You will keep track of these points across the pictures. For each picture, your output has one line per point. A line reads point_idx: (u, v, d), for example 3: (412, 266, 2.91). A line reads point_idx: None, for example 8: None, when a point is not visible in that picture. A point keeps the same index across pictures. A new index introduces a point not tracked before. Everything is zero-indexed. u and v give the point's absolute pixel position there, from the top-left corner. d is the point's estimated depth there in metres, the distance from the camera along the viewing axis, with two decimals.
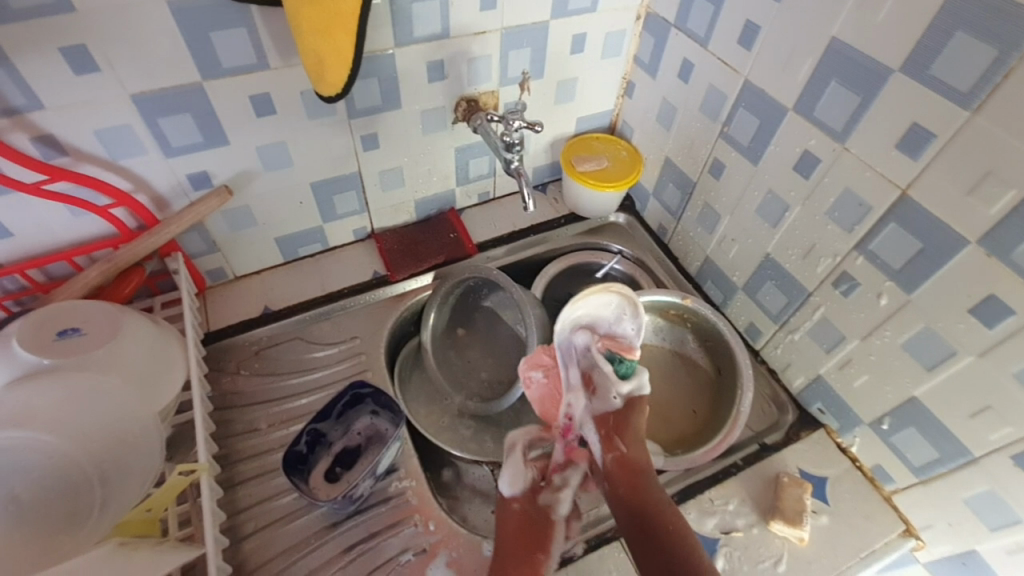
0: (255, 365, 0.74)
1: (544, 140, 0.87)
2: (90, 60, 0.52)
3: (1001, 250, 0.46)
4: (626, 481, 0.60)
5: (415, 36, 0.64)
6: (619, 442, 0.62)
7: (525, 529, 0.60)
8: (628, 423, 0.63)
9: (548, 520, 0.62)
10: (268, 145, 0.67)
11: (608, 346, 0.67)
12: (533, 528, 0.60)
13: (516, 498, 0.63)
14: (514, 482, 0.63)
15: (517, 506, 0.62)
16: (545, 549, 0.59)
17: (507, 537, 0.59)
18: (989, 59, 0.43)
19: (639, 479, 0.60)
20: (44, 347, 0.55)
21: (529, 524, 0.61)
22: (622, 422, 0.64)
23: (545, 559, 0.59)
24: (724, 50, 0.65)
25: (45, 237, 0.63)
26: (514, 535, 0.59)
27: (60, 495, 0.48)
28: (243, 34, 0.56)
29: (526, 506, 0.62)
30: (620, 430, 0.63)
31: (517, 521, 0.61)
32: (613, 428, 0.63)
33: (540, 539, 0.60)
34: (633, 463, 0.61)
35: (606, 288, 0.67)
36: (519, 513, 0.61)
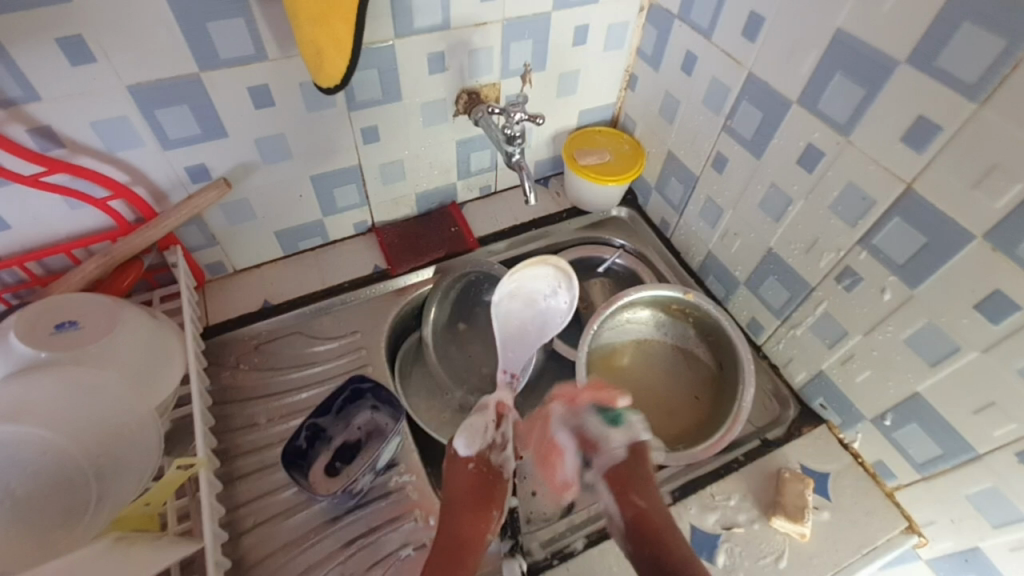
0: (255, 360, 0.73)
1: (545, 133, 0.86)
2: (86, 51, 0.52)
3: (1008, 244, 0.46)
4: (648, 541, 0.56)
5: (415, 27, 0.64)
6: (630, 493, 0.59)
7: (479, 484, 0.61)
8: (643, 479, 0.60)
9: (500, 479, 0.62)
10: (267, 138, 0.66)
11: (593, 397, 0.65)
12: (484, 486, 0.61)
13: (472, 457, 0.63)
14: (472, 443, 0.63)
15: (472, 467, 0.62)
16: (497, 505, 0.60)
17: (460, 493, 0.60)
18: (998, 50, 0.42)
19: (663, 538, 0.56)
20: (42, 340, 0.55)
21: (484, 483, 0.61)
22: (626, 472, 0.61)
23: (497, 515, 0.60)
24: (728, 42, 0.64)
25: (43, 230, 0.63)
26: (466, 491, 0.60)
27: (55, 490, 0.48)
28: (241, 24, 0.56)
29: (481, 469, 0.62)
30: (629, 483, 0.60)
31: (470, 482, 0.61)
32: (627, 480, 0.60)
33: (489, 495, 0.60)
34: (652, 524, 0.57)
35: (540, 262, 0.70)
36: (473, 473, 0.61)
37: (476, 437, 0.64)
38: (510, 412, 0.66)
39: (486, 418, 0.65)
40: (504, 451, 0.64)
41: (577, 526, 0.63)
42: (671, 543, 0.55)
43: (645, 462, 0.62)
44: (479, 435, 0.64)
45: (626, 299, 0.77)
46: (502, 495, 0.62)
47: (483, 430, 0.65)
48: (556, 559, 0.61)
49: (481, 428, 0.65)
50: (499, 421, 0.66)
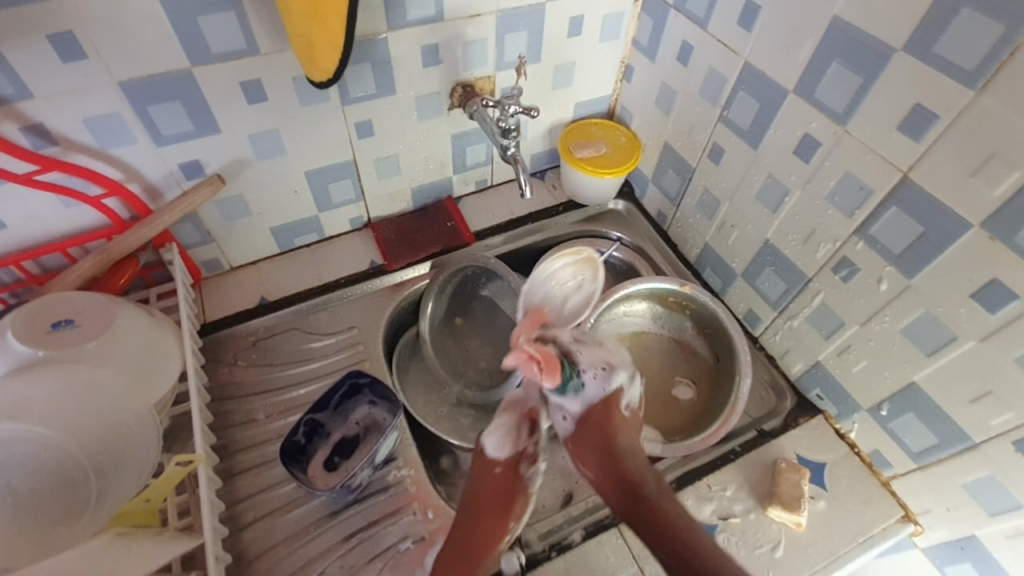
0: (253, 356, 0.74)
1: (541, 126, 0.85)
2: (78, 47, 0.51)
3: (1005, 233, 0.46)
4: (617, 485, 0.55)
5: (409, 19, 0.63)
6: (597, 444, 0.58)
7: (504, 490, 0.58)
8: (605, 424, 0.59)
9: (526, 489, 0.59)
10: (261, 133, 0.66)
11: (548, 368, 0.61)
12: (511, 490, 0.58)
13: (500, 461, 0.60)
14: (502, 446, 0.61)
15: (498, 471, 0.59)
16: (514, 516, 0.58)
17: (482, 495, 0.58)
18: (996, 36, 0.42)
19: (634, 479, 0.54)
20: (39, 339, 0.55)
21: (508, 490, 0.58)
22: (608, 409, 0.60)
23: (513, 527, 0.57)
24: (724, 32, 0.64)
25: (38, 228, 0.62)
26: (491, 494, 0.58)
27: (55, 487, 0.49)
28: (233, 18, 0.55)
29: (509, 473, 0.59)
30: (609, 418, 0.59)
31: (496, 485, 0.58)
32: (602, 418, 0.59)
33: (507, 504, 0.58)
34: (624, 467, 0.56)
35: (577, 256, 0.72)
36: (501, 477, 0.59)
37: (506, 439, 0.61)
38: (541, 417, 0.63)
39: (517, 419, 0.62)
40: (535, 462, 0.61)
41: (574, 519, 0.64)
42: (640, 480, 0.54)
43: (616, 410, 0.60)
44: (511, 438, 0.61)
45: (622, 292, 0.77)
46: (522, 508, 0.58)
47: (513, 433, 0.61)
48: (554, 550, 0.61)
49: (514, 430, 0.62)
50: (531, 427, 0.62)
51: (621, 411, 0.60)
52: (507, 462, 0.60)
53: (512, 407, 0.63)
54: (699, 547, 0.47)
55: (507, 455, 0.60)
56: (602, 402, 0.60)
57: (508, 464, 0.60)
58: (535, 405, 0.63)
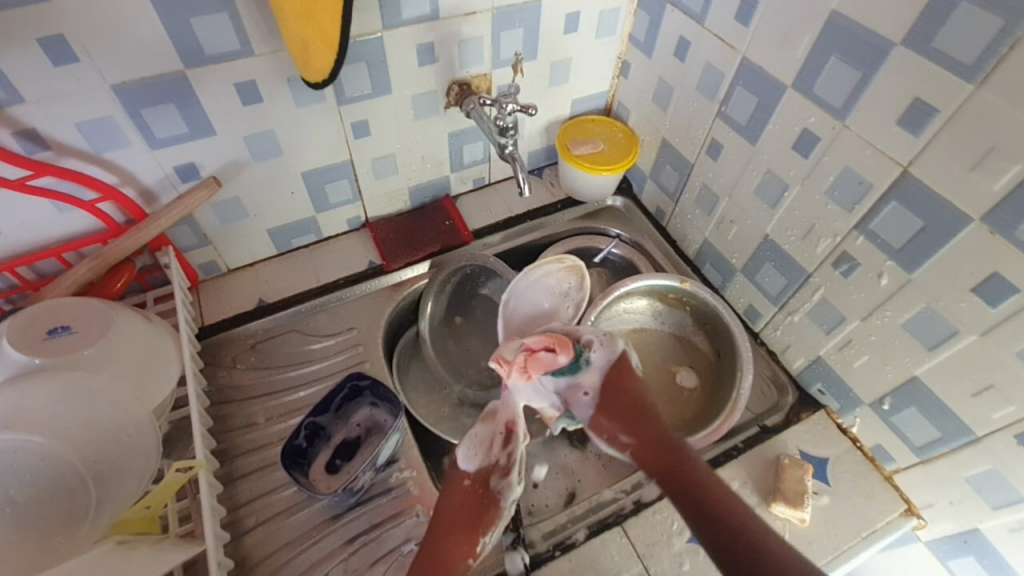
0: (252, 359, 0.73)
1: (538, 124, 0.85)
2: (68, 50, 0.51)
3: (1007, 227, 0.46)
4: (660, 462, 0.56)
5: (403, 17, 0.62)
6: (628, 415, 0.61)
7: (472, 506, 0.57)
8: (625, 389, 0.62)
9: (495, 506, 0.58)
10: (256, 134, 0.65)
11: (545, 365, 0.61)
12: (480, 506, 0.57)
13: (469, 474, 0.59)
14: (473, 458, 0.60)
15: (467, 484, 0.59)
16: (484, 532, 0.56)
17: (452, 512, 0.57)
18: (997, 29, 0.41)
19: (677, 456, 0.56)
20: (35, 346, 0.54)
21: (476, 505, 0.58)
22: (623, 369, 0.63)
23: (482, 542, 0.56)
24: (721, 27, 0.63)
25: (32, 234, 0.62)
26: (456, 511, 0.57)
27: (54, 495, 0.48)
28: (225, 19, 0.55)
29: (477, 487, 0.58)
30: (624, 377, 0.63)
31: (465, 500, 0.58)
32: (619, 377, 0.63)
33: (478, 519, 0.57)
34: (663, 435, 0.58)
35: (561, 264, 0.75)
36: (467, 491, 0.58)
37: (477, 451, 0.61)
38: (519, 430, 0.61)
39: (494, 431, 0.62)
40: (506, 475, 0.59)
41: (578, 518, 0.64)
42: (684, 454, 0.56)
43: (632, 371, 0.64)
44: (483, 451, 0.61)
45: (622, 290, 0.77)
46: (493, 522, 0.57)
47: (486, 444, 0.61)
48: (558, 550, 0.61)
49: (486, 442, 0.61)
50: (507, 439, 0.61)
51: (634, 373, 0.64)
52: (475, 476, 0.59)
53: (491, 418, 0.62)
54: (750, 529, 0.48)
55: (476, 469, 0.60)
56: (614, 366, 0.63)
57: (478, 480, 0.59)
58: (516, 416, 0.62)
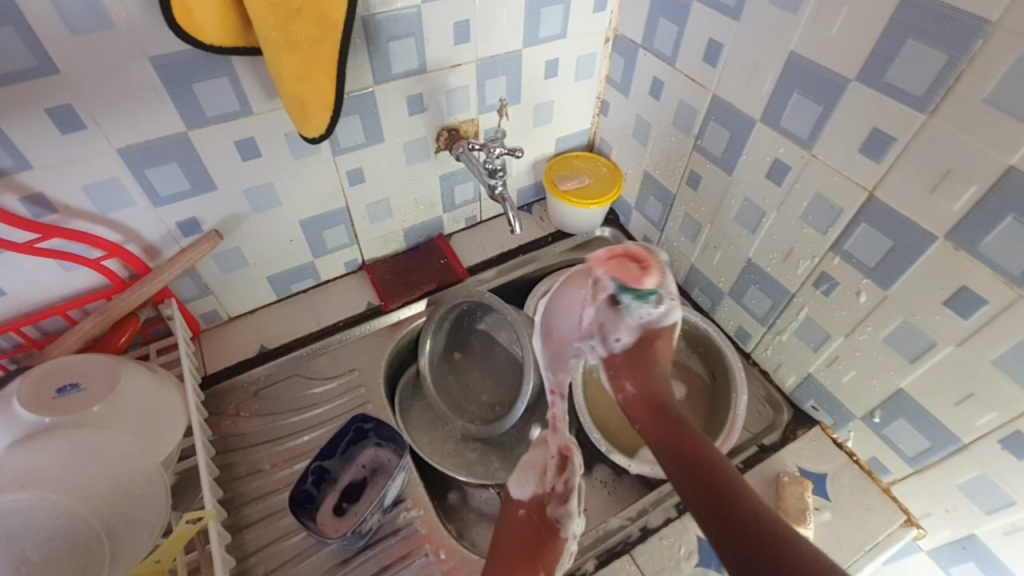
0: (255, 406, 0.74)
1: (525, 162, 0.89)
2: (77, 119, 0.53)
3: (969, 242, 0.49)
4: (681, 464, 0.56)
5: (393, 72, 0.66)
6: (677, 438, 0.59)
7: (529, 531, 0.61)
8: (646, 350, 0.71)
9: (554, 530, 0.61)
10: (255, 187, 0.68)
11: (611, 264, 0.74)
12: (541, 531, 0.61)
13: (523, 503, 0.64)
14: (524, 488, 0.65)
15: (523, 513, 0.63)
16: (545, 557, 0.59)
17: (509, 538, 0.60)
18: (943, 63, 0.45)
19: (699, 449, 0.56)
20: (44, 405, 0.55)
21: (537, 530, 0.61)
22: (647, 331, 0.72)
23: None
24: (691, 68, 0.68)
25: (38, 293, 0.63)
26: (517, 536, 0.60)
27: (69, 552, 0.48)
28: (226, 82, 0.58)
29: (534, 514, 0.63)
30: (647, 339, 0.72)
31: (529, 525, 0.62)
32: (642, 342, 0.72)
33: (540, 546, 0.59)
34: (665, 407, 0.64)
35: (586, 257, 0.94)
36: (524, 519, 0.62)
37: (530, 479, 0.66)
38: (573, 457, 0.67)
39: (547, 459, 0.68)
40: (564, 503, 0.63)
41: (584, 548, 0.64)
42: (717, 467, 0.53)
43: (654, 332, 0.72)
44: (536, 478, 0.66)
45: None
46: (554, 554, 0.60)
47: (540, 472, 0.67)
48: None
49: (540, 469, 0.67)
50: (561, 466, 0.67)
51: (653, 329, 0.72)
52: (531, 504, 0.64)
53: (543, 446, 0.69)
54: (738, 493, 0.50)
55: (529, 495, 0.65)
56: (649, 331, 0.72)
57: (531, 501, 0.64)
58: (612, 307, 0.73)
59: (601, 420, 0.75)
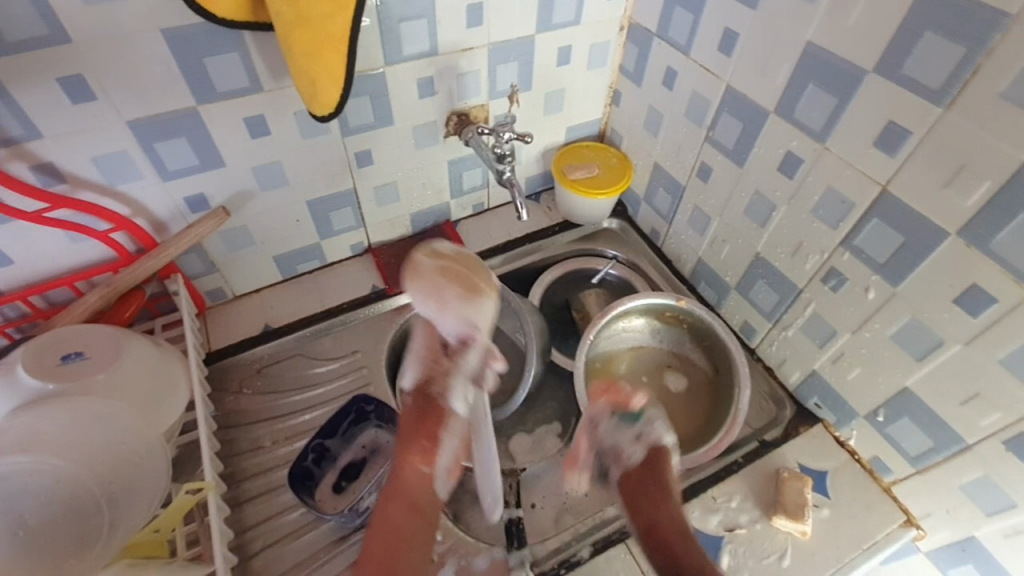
0: (258, 383, 0.74)
1: (535, 150, 0.88)
2: (87, 89, 0.53)
3: (981, 239, 0.48)
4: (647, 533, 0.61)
5: (405, 54, 0.66)
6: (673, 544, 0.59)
7: (417, 417, 0.62)
8: (648, 485, 0.63)
9: (434, 413, 0.63)
10: (264, 166, 0.68)
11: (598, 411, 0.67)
12: (425, 416, 0.62)
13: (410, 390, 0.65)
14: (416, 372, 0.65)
15: (410, 400, 0.64)
16: (431, 438, 0.61)
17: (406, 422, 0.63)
18: (961, 55, 0.44)
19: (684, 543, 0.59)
20: (50, 372, 0.56)
21: (420, 416, 0.63)
22: (643, 482, 0.64)
23: (427, 472, 0.61)
24: (706, 58, 0.67)
25: (46, 264, 0.64)
26: (405, 422, 0.63)
27: (68, 518, 0.49)
28: (236, 58, 0.58)
29: (418, 398, 0.64)
30: (643, 492, 0.63)
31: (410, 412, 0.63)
32: (633, 491, 0.64)
33: (425, 427, 0.62)
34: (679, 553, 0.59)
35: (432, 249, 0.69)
36: (414, 404, 0.64)
37: (420, 365, 0.65)
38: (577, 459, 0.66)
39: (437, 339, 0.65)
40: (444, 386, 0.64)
41: (582, 535, 0.64)
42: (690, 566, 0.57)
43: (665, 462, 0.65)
44: (427, 363, 0.65)
45: (620, 308, 0.78)
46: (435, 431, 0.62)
47: (429, 359, 0.65)
48: (564, 568, 0.62)
49: (431, 353, 0.65)
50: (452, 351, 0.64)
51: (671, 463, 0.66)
52: (416, 390, 0.64)
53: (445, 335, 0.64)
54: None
55: (414, 382, 0.65)
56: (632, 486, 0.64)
57: (418, 389, 0.64)
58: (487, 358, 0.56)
59: (602, 412, 0.76)
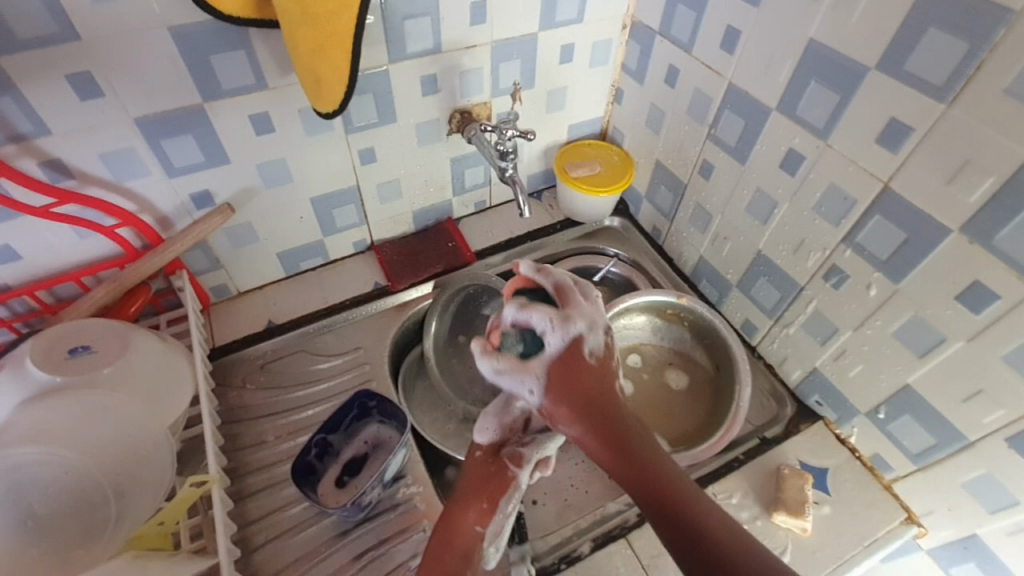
0: (262, 379, 0.75)
1: (537, 148, 0.89)
2: (95, 86, 0.54)
3: (983, 235, 0.48)
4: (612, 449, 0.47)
5: (408, 51, 0.66)
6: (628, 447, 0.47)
7: (483, 475, 0.57)
8: (571, 369, 0.51)
9: (505, 475, 0.56)
10: (268, 163, 0.69)
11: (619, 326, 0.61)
12: (492, 477, 0.56)
13: (482, 446, 0.59)
14: (486, 431, 0.59)
15: (480, 455, 0.59)
16: (492, 500, 0.55)
17: (470, 479, 0.57)
18: (964, 51, 0.44)
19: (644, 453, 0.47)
20: (57, 365, 0.56)
21: (486, 473, 0.57)
22: (569, 366, 0.51)
23: (488, 511, 0.55)
24: (708, 56, 0.67)
25: (53, 259, 0.64)
26: (471, 478, 0.57)
27: (75, 509, 0.50)
28: (242, 55, 0.58)
29: (488, 458, 0.58)
30: (573, 384, 0.50)
31: (478, 468, 0.58)
32: (573, 380, 0.50)
33: (494, 488, 0.56)
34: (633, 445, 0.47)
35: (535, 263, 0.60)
36: (481, 460, 0.58)
37: (491, 424, 0.59)
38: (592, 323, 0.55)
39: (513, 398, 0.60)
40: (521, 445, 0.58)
41: (583, 531, 0.65)
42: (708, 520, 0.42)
43: (569, 349, 0.51)
44: (497, 422, 0.59)
45: (622, 306, 0.79)
46: (502, 489, 0.56)
47: (503, 419, 0.59)
48: (564, 563, 0.62)
49: (500, 412, 0.59)
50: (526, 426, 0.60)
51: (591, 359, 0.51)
52: (488, 448, 0.59)
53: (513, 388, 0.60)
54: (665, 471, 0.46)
55: (491, 440, 0.59)
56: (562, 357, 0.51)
57: (492, 449, 0.59)
58: (566, 284, 0.55)
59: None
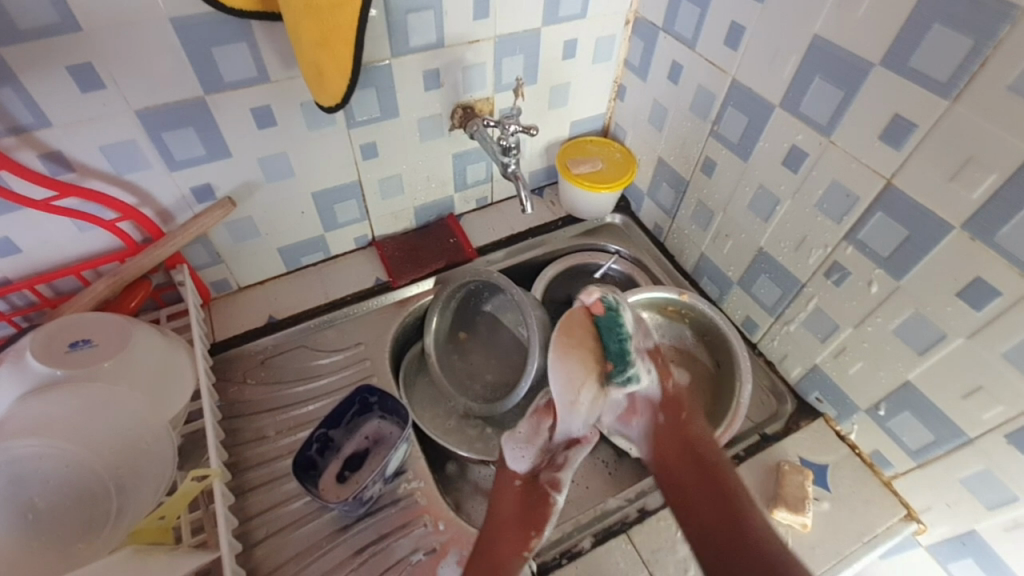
0: (262, 374, 0.75)
1: (539, 144, 0.88)
2: (96, 77, 0.54)
3: (985, 233, 0.48)
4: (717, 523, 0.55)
5: (412, 46, 0.66)
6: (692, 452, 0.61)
7: (523, 503, 0.62)
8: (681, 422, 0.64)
9: (543, 501, 0.62)
10: (270, 157, 0.68)
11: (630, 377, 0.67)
12: (530, 502, 0.62)
13: (520, 475, 0.65)
14: (523, 460, 0.65)
15: (518, 484, 0.64)
16: (537, 527, 0.60)
17: (506, 506, 0.62)
18: (968, 48, 0.44)
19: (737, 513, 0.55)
20: (57, 359, 0.56)
21: (525, 499, 0.62)
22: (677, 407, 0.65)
23: (536, 536, 0.59)
24: (711, 52, 0.67)
25: (53, 252, 0.64)
26: (510, 507, 0.61)
27: (76, 502, 0.49)
28: (244, 47, 0.58)
29: (528, 486, 0.64)
30: (677, 413, 0.64)
31: (515, 499, 0.62)
32: (672, 409, 0.65)
33: (531, 518, 0.60)
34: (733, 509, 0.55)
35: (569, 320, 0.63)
36: (519, 489, 0.63)
37: (526, 454, 0.65)
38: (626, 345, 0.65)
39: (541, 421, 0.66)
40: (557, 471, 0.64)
41: (582, 526, 0.64)
42: (772, 551, 0.50)
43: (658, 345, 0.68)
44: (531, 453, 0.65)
45: None
46: (544, 515, 0.61)
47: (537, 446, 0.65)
48: (565, 558, 0.62)
49: (530, 437, 0.65)
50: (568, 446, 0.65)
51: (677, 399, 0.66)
52: (526, 477, 0.64)
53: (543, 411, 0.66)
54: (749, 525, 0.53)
55: (527, 469, 0.65)
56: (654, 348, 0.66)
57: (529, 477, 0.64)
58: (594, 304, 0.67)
59: None
